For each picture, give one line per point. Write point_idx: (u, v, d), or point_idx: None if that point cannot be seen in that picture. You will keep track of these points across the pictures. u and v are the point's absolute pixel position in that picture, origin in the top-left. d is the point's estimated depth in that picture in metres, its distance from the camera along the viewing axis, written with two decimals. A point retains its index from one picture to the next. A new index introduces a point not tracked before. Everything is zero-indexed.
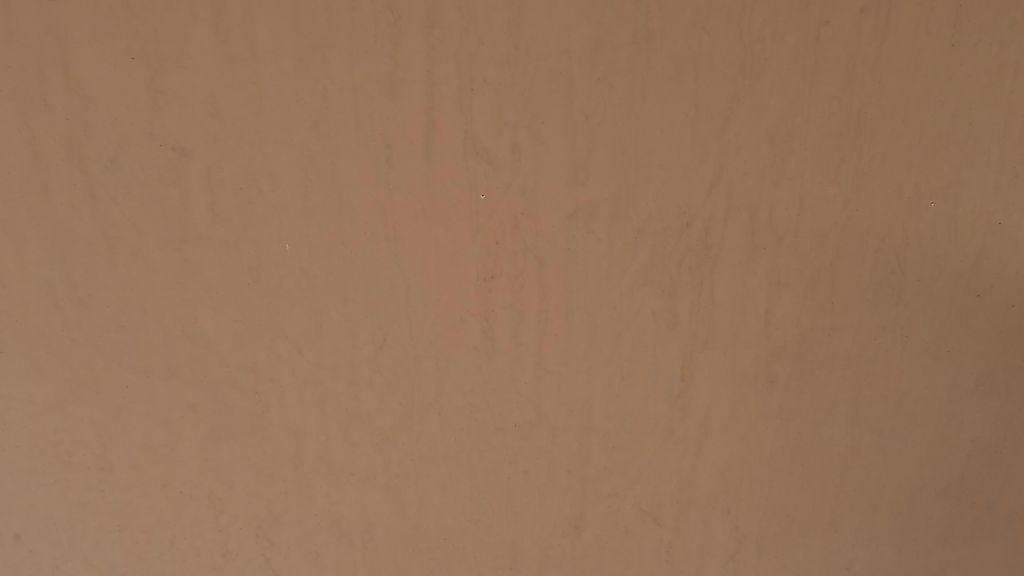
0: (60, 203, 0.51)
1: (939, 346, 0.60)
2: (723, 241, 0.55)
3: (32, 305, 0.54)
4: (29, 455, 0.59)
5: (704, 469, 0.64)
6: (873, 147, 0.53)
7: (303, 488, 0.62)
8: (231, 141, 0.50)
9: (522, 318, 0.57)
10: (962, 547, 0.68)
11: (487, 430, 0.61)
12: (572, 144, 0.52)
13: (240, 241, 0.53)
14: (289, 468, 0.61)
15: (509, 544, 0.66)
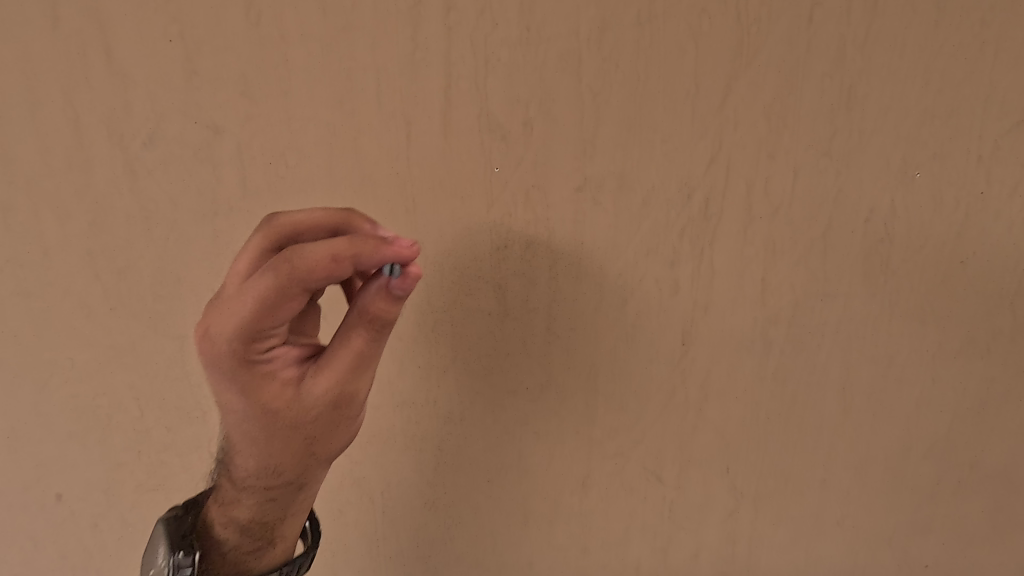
0: (102, 179, 0.55)
1: (925, 310, 0.63)
2: (722, 212, 0.58)
3: (76, 274, 0.58)
4: (71, 418, 0.64)
5: (704, 430, 0.68)
6: (863, 122, 0.56)
7: None
8: (262, 118, 0.53)
9: (533, 285, 0.61)
10: (947, 502, 0.72)
11: (500, 391, 0.66)
12: (580, 119, 0.55)
13: (269, 214, 0.56)
14: None
15: (519, 501, 0.72)
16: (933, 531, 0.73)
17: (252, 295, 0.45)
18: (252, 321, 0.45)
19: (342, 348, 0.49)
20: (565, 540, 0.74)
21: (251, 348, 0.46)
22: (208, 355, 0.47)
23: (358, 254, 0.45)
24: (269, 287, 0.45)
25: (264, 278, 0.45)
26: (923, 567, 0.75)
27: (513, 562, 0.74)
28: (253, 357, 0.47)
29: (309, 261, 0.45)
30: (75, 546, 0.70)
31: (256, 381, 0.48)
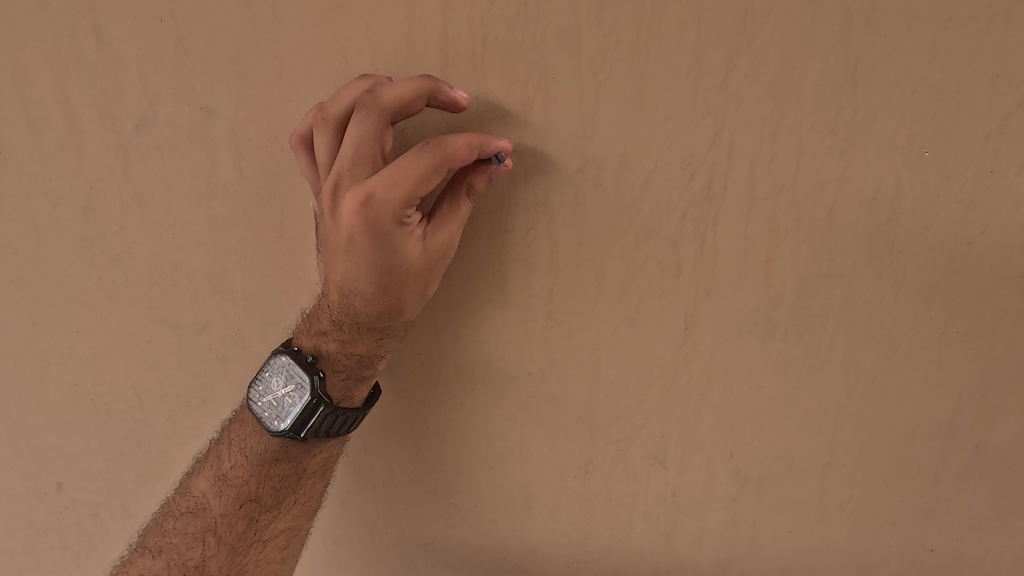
0: (95, 163, 0.54)
1: (932, 292, 0.62)
2: (724, 192, 0.57)
3: (71, 261, 0.58)
4: (69, 407, 0.64)
5: (707, 414, 0.68)
6: (869, 98, 0.54)
7: None
8: (255, 100, 0.52)
9: (533, 270, 0.60)
10: (949, 484, 0.72)
11: (502, 378, 0.65)
12: (580, 99, 0.53)
13: (265, 198, 0.55)
14: None
15: (522, 487, 0.72)
16: (937, 514, 0.74)
17: (412, 170, 0.47)
18: (413, 191, 0.47)
19: (458, 211, 0.52)
20: (569, 526, 0.74)
21: (403, 211, 0.48)
22: (359, 219, 0.48)
23: (490, 139, 0.50)
24: (431, 166, 0.47)
25: (428, 159, 0.47)
26: (928, 552, 0.77)
27: (516, 545, 0.76)
28: (404, 219, 0.49)
29: (462, 150, 0.49)
30: (77, 534, 0.70)
31: (400, 243, 0.50)
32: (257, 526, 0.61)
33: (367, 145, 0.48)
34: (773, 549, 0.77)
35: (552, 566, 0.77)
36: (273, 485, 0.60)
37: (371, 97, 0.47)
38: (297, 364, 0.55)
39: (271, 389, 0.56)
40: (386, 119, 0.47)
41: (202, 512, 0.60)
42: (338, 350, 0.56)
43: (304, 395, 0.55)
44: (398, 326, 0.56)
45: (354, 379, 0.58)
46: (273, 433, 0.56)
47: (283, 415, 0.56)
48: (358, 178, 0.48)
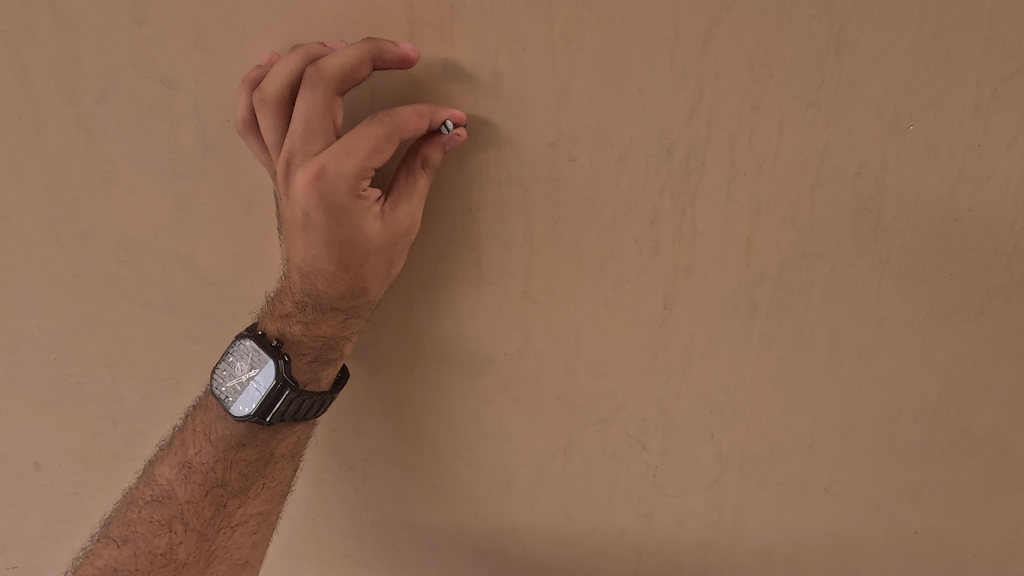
0: (57, 138, 0.53)
1: (918, 270, 0.60)
2: (704, 167, 0.56)
3: (38, 239, 0.57)
4: (43, 387, 0.64)
5: (688, 395, 0.67)
6: (854, 69, 0.52)
7: None
8: (217, 72, 0.50)
9: (508, 248, 0.59)
10: (935, 465, 0.71)
11: (478, 358, 0.65)
12: (553, 70, 0.52)
13: (231, 174, 0.54)
14: None
15: (502, 468, 0.72)
16: (922, 497, 0.74)
17: (364, 140, 0.46)
18: (367, 162, 0.46)
19: (416, 185, 0.51)
20: (550, 507, 0.74)
21: (358, 183, 0.47)
22: (313, 193, 0.47)
23: (440, 109, 0.49)
24: (381, 135, 0.46)
25: (380, 129, 0.46)
26: (912, 534, 0.76)
27: (497, 526, 0.76)
28: (360, 192, 0.48)
29: (413, 119, 0.48)
30: (58, 514, 0.71)
31: (357, 218, 0.49)
32: (226, 511, 0.61)
33: (315, 118, 0.47)
34: (757, 530, 0.77)
35: (534, 548, 0.77)
36: (240, 470, 0.60)
37: (313, 69, 0.45)
38: (261, 347, 0.54)
39: (236, 372, 0.56)
40: (332, 90, 0.46)
41: (168, 500, 0.60)
42: (301, 333, 0.55)
43: (268, 378, 0.54)
44: (363, 307, 0.55)
45: (320, 363, 0.57)
46: (239, 417, 0.55)
47: (247, 399, 0.55)
48: (309, 153, 0.47)
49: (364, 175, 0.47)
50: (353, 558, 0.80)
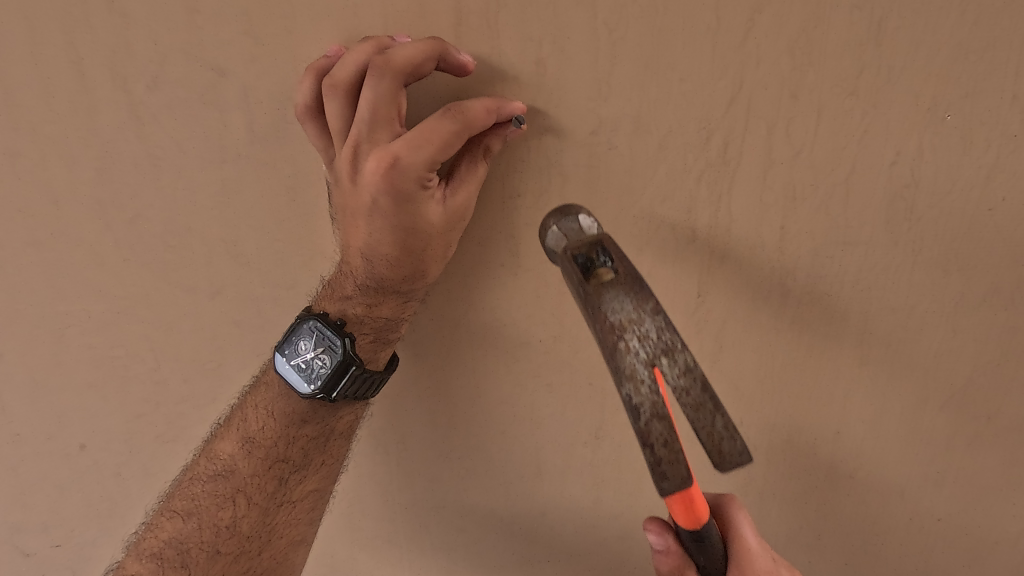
0: (108, 125, 0.54)
1: (951, 259, 0.61)
2: (741, 156, 0.57)
3: (86, 224, 0.58)
4: (89, 368, 0.65)
5: (718, 382, 0.71)
6: (894, 58, 0.52)
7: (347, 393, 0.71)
8: (267, 60, 0.51)
9: (545, 236, 0.60)
10: (960, 453, 0.72)
11: (513, 344, 0.66)
12: (595, 59, 0.52)
13: (277, 161, 0.55)
14: None
15: (533, 453, 0.73)
16: (946, 485, 0.75)
17: (434, 135, 0.46)
18: (435, 155, 0.47)
19: (477, 173, 0.52)
20: (579, 491, 0.75)
21: (427, 175, 0.48)
22: (384, 183, 0.48)
23: (506, 102, 0.49)
24: (453, 132, 0.47)
25: (449, 123, 0.47)
26: (935, 520, 0.78)
27: (527, 509, 0.77)
28: (428, 183, 0.49)
29: (481, 114, 0.48)
30: (100, 494, 0.73)
31: (422, 206, 0.50)
32: (286, 486, 0.65)
33: (382, 108, 0.47)
34: (780, 511, 0.81)
35: (562, 532, 0.79)
36: (301, 446, 0.63)
37: (382, 59, 0.45)
38: (325, 326, 0.56)
39: (298, 350, 0.57)
40: (399, 81, 0.46)
41: (232, 474, 0.63)
42: (362, 313, 0.57)
43: (335, 357, 0.56)
44: (421, 289, 0.57)
45: (380, 342, 0.59)
46: (304, 395, 0.57)
47: (312, 377, 0.57)
48: (376, 142, 0.48)
49: (433, 167, 0.48)
50: (385, 539, 0.82)
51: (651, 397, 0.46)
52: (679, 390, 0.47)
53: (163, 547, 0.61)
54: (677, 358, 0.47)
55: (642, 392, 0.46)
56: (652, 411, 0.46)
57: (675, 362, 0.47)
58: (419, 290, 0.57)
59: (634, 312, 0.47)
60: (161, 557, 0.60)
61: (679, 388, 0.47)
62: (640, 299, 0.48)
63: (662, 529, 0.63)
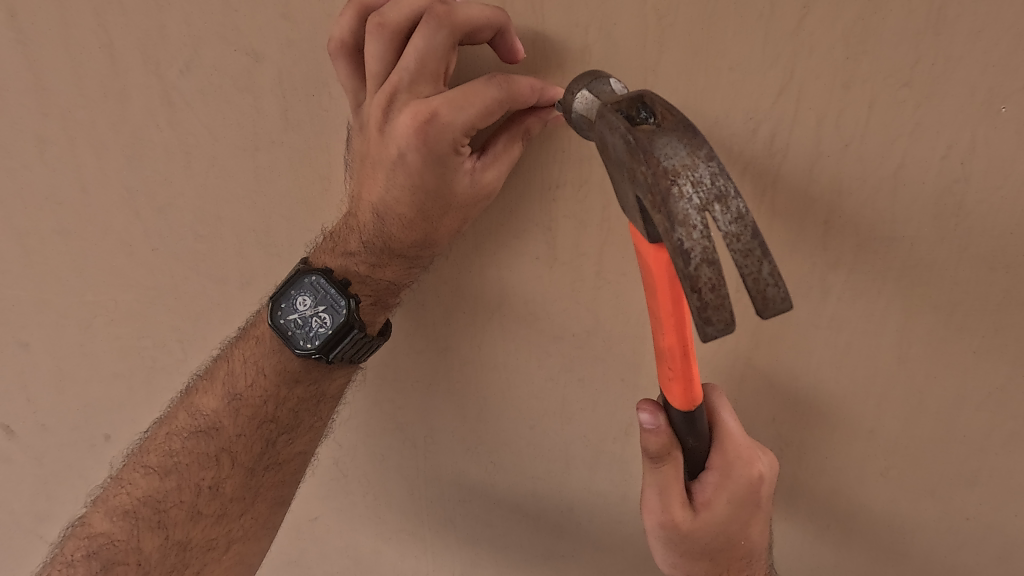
0: (140, 111, 0.53)
1: (997, 257, 0.59)
2: (787, 147, 0.55)
3: (117, 213, 0.58)
4: (116, 359, 0.67)
5: (753, 373, 0.71)
6: (953, 47, 0.50)
7: (380, 390, 0.71)
8: (303, 44, 0.49)
9: (584, 230, 0.57)
10: (995, 453, 0.71)
11: (545, 337, 0.64)
12: (642, 45, 0.51)
13: (313, 148, 0.53)
14: (368, 372, 0.70)
15: (561, 448, 0.72)
16: (978, 485, 0.74)
17: (478, 98, 0.44)
18: (475, 120, 0.45)
19: (511, 152, 0.50)
20: (607, 487, 0.74)
21: (461, 139, 0.46)
22: (416, 137, 0.46)
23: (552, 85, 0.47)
24: (497, 100, 0.45)
25: (494, 91, 0.45)
26: (964, 520, 0.77)
27: (553, 504, 0.77)
28: (460, 148, 0.47)
29: (526, 91, 0.46)
30: None
31: (449, 171, 0.48)
32: (273, 447, 0.65)
33: (429, 60, 0.45)
34: (807, 506, 0.82)
35: (589, 527, 0.78)
36: (291, 407, 0.63)
37: (443, 9, 0.43)
38: (329, 285, 0.54)
39: (297, 306, 0.55)
40: (455, 38, 0.44)
41: (215, 433, 0.62)
42: (365, 272, 0.56)
43: (336, 317, 0.54)
44: (427, 257, 0.55)
45: (380, 306, 0.58)
46: (299, 352, 0.56)
47: (311, 335, 0.55)
48: (415, 95, 0.46)
49: (468, 132, 0.46)
50: (409, 532, 0.82)
51: (699, 239, 0.34)
52: (729, 239, 0.34)
53: (138, 506, 0.61)
54: (735, 207, 0.35)
55: (690, 233, 0.34)
56: (700, 255, 0.34)
57: (730, 211, 0.35)
58: (424, 258, 0.55)
59: (686, 156, 0.35)
60: (136, 516, 0.60)
61: (730, 237, 0.34)
62: (695, 144, 0.35)
63: (656, 410, 0.55)
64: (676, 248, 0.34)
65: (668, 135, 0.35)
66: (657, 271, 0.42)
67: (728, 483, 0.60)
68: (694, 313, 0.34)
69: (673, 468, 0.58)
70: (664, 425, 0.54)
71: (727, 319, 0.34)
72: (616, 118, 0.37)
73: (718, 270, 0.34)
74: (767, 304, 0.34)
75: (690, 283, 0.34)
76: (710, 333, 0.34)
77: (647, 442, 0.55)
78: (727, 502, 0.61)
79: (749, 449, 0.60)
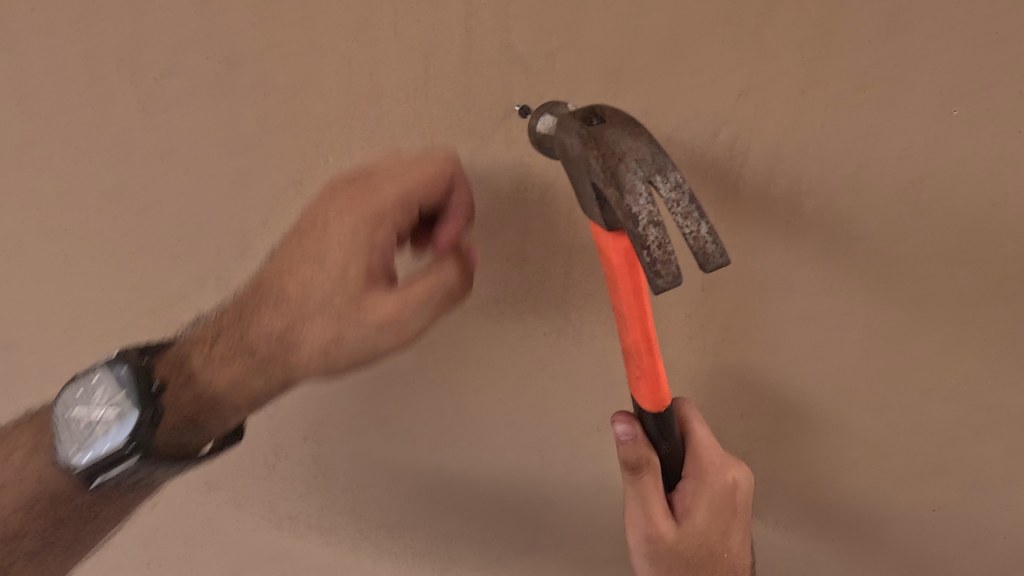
0: (120, 118, 0.54)
1: (958, 254, 0.61)
2: (750, 150, 0.57)
3: (100, 216, 0.59)
4: (101, 358, 0.68)
5: (724, 370, 0.72)
6: (905, 52, 0.52)
7: (347, 391, 0.71)
8: (277, 53, 0.51)
9: (553, 231, 0.59)
10: (963, 444, 0.73)
11: (518, 336, 0.66)
12: (606, 51, 0.51)
13: (289, 153, 0.55)
14: (329, 375, 0.69)
15: (537, 445, 0.75)
16: (947, 476, 0.76)
17: (372, 212, 0.54)
18: (372, 236, 0.55)
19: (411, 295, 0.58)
20: (583, 482, 0.78)
21: (364, 257, 0.56)
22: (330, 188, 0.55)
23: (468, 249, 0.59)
24: (387, 220, 0.55)
25: (390, 208, 0.54)
26: (934, 511, 0.80)
27: (531, 500, 0.79)
28: (359, 277, 0.56)
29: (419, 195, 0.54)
30: None
31: (351, 290, 0.57)
32: (96, 503, 0.70)
33: (358, 207, 0.55)
34: (780, 500, 0.84)
35: (566, 521, 0.82)
36: (129, 483, 0.67)
37: (394, 156, 0.55)
38: (130, 384, 0.61)
39: (90, 402, 0.61)
40: (396, 199, 0.53)
41: (20, 481, 0.66)
42: (179, 376, 0.62)
43: (118, 433, 0.61)
44: (233, 395, 0.63)
45: (191, 423, 0.64)
46: (61, 456, 0.62)
47: (77, 435, 0.61)
48: (336, 211, 0.55)
49: (372, 235, 0.55)
50: (390, 529, 0.84)
51: (643, 204, 0.40)
52: (670, 204, 0.40)
53: None
54: (673, 178, 0.41)
55: (636, 199, 0.40)
56: (646, 218, 0.40)
57: (669, 182, 0.41)
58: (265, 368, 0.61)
59: (629, 140, 0.41)
60: None
61: (671, 203, 0.40)
62: (637, 132, 0.42)
63: (631, 418, 0.60)
64: (626, 213, 0.40)
65: (615, 127, 0.42)
66: (619, 265, 0.47)
67: (704, 488, 0.65)
68: (645, 267, 0.39)
69: (653, 478, 0.61)
70: (639, 434, 0.59)
71: (675, 274, 0.39)
72: (569, 120, 0.44)
73: (664, 229, 0.39)
74: (707, 258, 0.39)
75: (640, 241, 0.39)
76: (659, 284, 0.38)
77: (625, 453, 0.59)
78: (706, 509, 0.65)
79: (721, 455, 0.65)
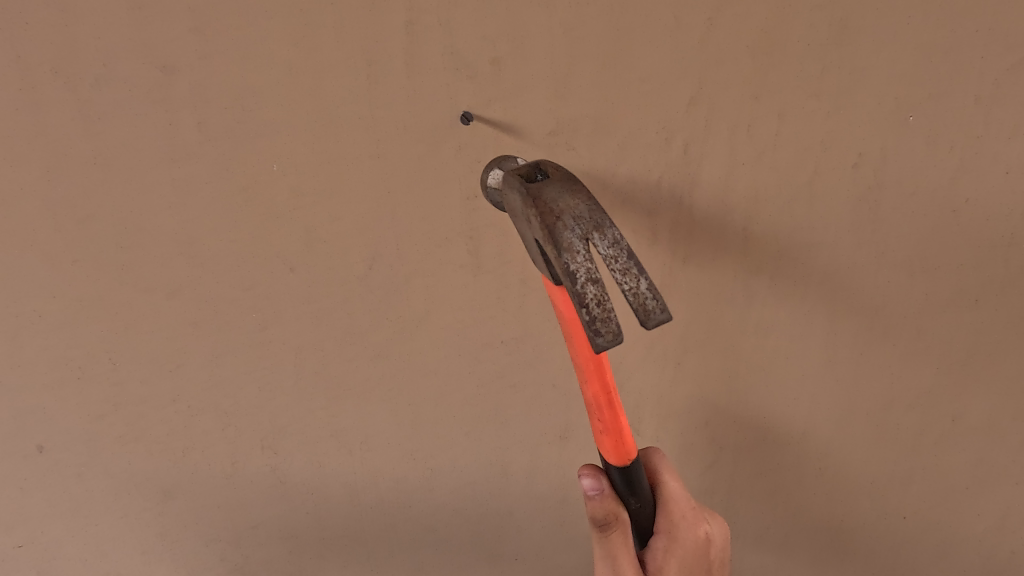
0: (54, 123, 0.51)
1: (914, 262, 0.61)
2: (703, 157, 0.56)
3: (37, 223, 0.56)
4: (45, 370, 0.64)
5: (686, 384, 0.70)
6: (856, 59, 0.51)
7: (304, 401, 0.70)
8: (217, 59, 0.49)
9: (507, 238, 0.58)
10: (926, 451, 0.73)
11: (475, 344, 0.66)
12: (552, 56, 0.51)
13: (233, 160, 0.54)
14: (288, 382, 0.68)
15: (499, 452, 0.75)
16: (912, 484, 0.76)
17: None
18: None
19: None
20: (544, 490, 0.79)
21: None
22: None
23: None
24: None
25: None
26: (901, 519, 0.80)
27: (495, 507, 0.80)
28: None
29: None
30: (63, 496, 0.73)
31: None
32: None
33: None
34: (749, 512, 0.82)
35: (528, 529, 0.83)
36: None
37: None
38: None
39: None
40: None
41: None
42: None
43: None
44: None
45: None
46: None
47: None
48: None
49: None
50: (352, 539, 0.83)
51: (582, 261, 0.40)
52: (609, 260, 0.40)
53: None
54: (611, 234, 0.40)
55: (574, 256, 0.39)
56: (584, 275, 0.39)
57: (608, 238, 0.40)
58: None
59: (568, 195, 0.41)
60: None
61: (610, 259, 0.40)
62: (575, 188, 0.41)
63: (597, 473, 0.57)
64: (564, 270, 0.39)
65: (553, 184, 0.41)
66: (571, 317, 0.49)
67: (676, 545, 0.61)
68: (585, 325, 0.39)
69: (622, 533, 0.58)
70: (607, 488, 0.56)
71: (615, 331, 0.39)
72: (511, 177, 0.43)
73: (602, 286, 0.39)
74: (647, 315, 0.38)
75: (579, 299, 0.39)
76: (599, 343, 0.38)
77: (592, 507, 0.56)
78: (678, 566, 0.61)
79: (691, 509, 0.63)
